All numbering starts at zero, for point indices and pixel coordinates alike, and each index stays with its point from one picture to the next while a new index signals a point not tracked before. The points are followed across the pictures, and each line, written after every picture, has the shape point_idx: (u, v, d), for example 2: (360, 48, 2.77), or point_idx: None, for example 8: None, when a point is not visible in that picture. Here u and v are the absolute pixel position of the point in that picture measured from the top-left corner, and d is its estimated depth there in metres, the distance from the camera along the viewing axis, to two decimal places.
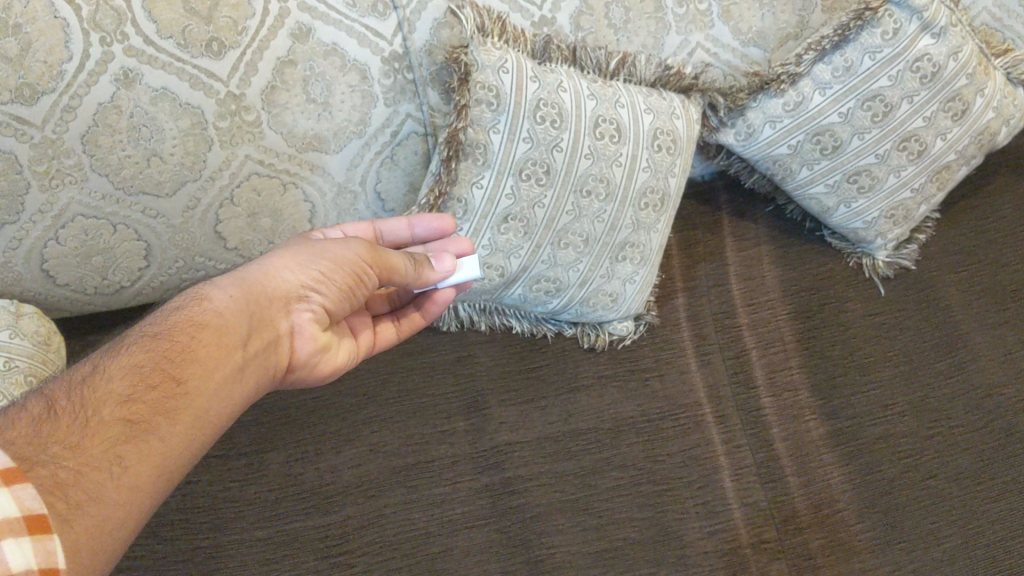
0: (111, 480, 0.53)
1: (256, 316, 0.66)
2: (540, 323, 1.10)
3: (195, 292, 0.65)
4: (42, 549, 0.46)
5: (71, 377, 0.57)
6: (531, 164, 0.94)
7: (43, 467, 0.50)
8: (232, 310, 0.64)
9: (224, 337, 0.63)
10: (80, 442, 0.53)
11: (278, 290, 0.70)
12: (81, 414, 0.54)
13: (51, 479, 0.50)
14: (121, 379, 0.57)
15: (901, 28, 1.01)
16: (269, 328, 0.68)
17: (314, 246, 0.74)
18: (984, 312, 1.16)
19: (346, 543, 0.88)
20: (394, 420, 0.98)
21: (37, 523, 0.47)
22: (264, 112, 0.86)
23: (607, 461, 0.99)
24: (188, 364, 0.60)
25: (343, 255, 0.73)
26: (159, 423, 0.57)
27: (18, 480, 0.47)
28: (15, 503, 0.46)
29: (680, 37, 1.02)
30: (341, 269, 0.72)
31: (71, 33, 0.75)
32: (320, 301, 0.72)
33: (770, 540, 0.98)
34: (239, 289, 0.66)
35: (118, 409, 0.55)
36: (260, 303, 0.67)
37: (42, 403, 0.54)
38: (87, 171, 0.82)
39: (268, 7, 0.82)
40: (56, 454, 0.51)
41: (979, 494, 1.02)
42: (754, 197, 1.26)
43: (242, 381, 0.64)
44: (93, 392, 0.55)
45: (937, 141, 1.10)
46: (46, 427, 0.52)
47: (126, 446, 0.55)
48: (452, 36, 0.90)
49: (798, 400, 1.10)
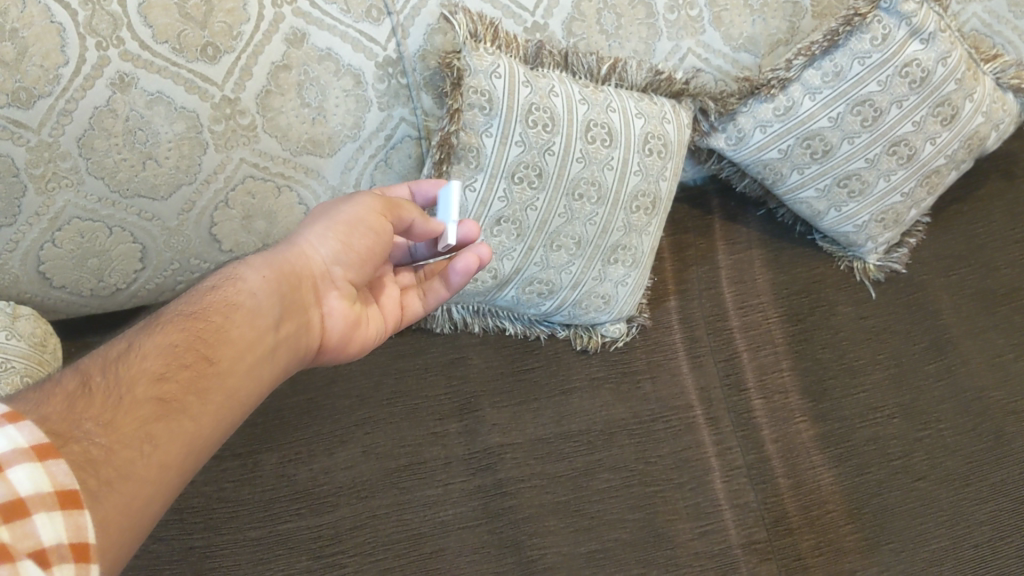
0: (142, 456, 0.53)
1: (287, 295, 0.69)
2: (532, 325, 1.11)
3: (227, 274, 0.68)
4: (73, 525, 0.45)
5: (104, 355, 0.57)
6: (523, 168, 0.95)
7: (77, 442, 0.50)
8: (264, 290, 0.67)
9: (256, 317, 0.65)
10: (112, 419, 0.53)
11: (306, 269, 0.72)
12: (114, 392, 0.54)
13: (84, 455, 0.49)
14: (156, 358, 0.57)
15: (890, 33, 1.02)
16: (299, 309, 0.71)
17: (327, 211, 0.75)
18: (974, 315, 1.17)
19: (338, 544, 0.89)
20: (388, 421, 0.99)
21: (68, 499, 0.45)
22: (259, 116, 0.87)
23: (598, 463, 1.00)
24: (220, 344, 0.62)
25: (355, 215, 0.74)
26: (192, 402, 0.58)
27: (52, 455, 0.46)
28: (49, 478, 0.45)
29: (672, 42, 1.03)
30: (359, 230, 0.73)
31: (67, 38, 0.76)
32: (344, 274, 0.75)
33: (761, 541, 0.99)
34: (269, 270, 0.69)
35: (150, 388, 0.56)
36: (290, 282, 0.70)
37: (76, 379, 0.54)
38: (83, 174, 0.83)
39: (263, 12, 0.82)
40: (89, 429, 0.51)
41: (968, 496, 1.03)
42: (745, 200, 1.27)
43: (271, 362, 0.66)
44: (127, 370, 0.56)
45: (926, 145, 1.11)
46: (79, 402, 0.52)
47: (159, 425, 0.55)
48: (445, 41, 0.92)
49: (789, 403, 1.10)
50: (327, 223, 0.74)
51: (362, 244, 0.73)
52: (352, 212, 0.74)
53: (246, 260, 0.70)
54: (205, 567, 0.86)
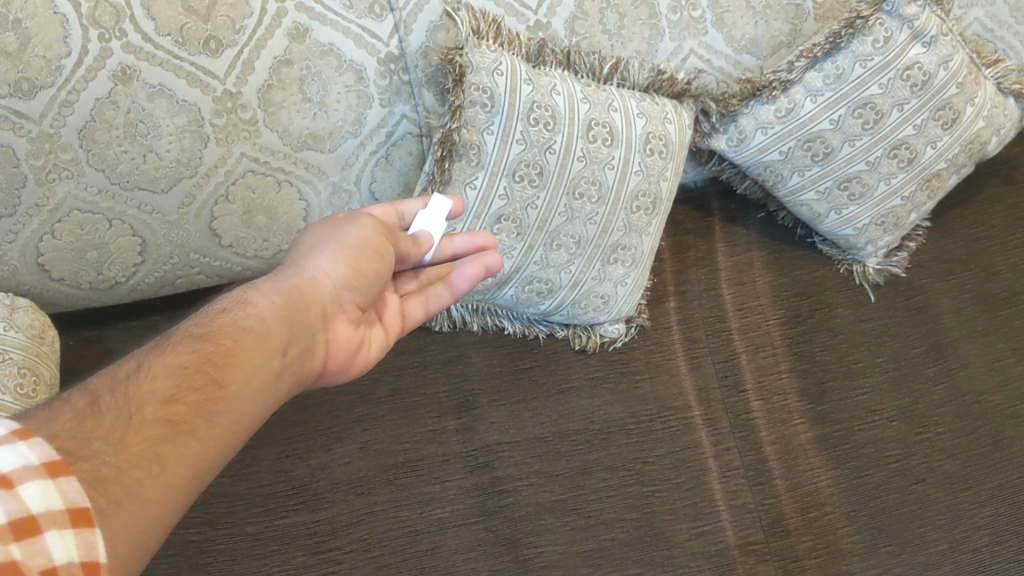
0: (151, 477, 0.53)
1: (296, 320, 0.69)
2: (531, 324, 1.11)
3: (237, 297, 0.68)
4: (84, 543, 0.46)
5: (113, 374, 0.57)
6: (523, 166, 0.95)
7: (86, 460, 0.50)
8: (273, 314, 0.67)
9: (264, 341, 0.65)
10: (121, 438, 0.53)
11: (315, 295, 0.72)
12: (123, 411, 0.54)
13: (92, 474, 0.50)
14: (165, 379, 0.57)
15: (891, 36, 1.02)
16: (306, 332, 0.70)
17: (332, 235, 0.77)
18: (974, 319, 1.17)
19: (335, 540, 0.89)
20: (385, 419, 0.99)
21: (79, 517, 0.46)
22: (261, 110, 0.87)
23: (596, 461, 1.00)
24: (229, 367, 0.61)
25: (356, 237, 0.77)
26: (200, 424, 0.57)
27: (62, 472, 0.47)
28: (59, 495, 0.46)
29: (674, 43, 1.03)
30: (362, 250, 0.76)
31: (70, 29, 0.76)
32: (351, 298, 0.76)
33: (758, 542, 0.99)
34: (279, 295, 0.69)
35: (159, 408, 0.56)
36: (300, 306, 0.70)
37: (85, 398, 0.54)
38: (84, 166, 0.83)
39: (266, 7, 0.82)
40: (98, 448, 0.51)
41: (967, 500, 1.02)
42: (745, 203, 1.27)
43: (276, 387, 0.65)
44: (136, 390, 0.56)
45: (927, 149, 1.11)
46: (88, 421, 0.53)
47: (167, 446, 0.54)
48: (447, 38, 0.92)
49: (787, 405, 1.10)
50: (336, 247, 0.75)
51: (365, 265, 0.76)
52: (354, 235, 0.77)
53: (258, 284, 0.71)
54: (200, 562, 0.85)
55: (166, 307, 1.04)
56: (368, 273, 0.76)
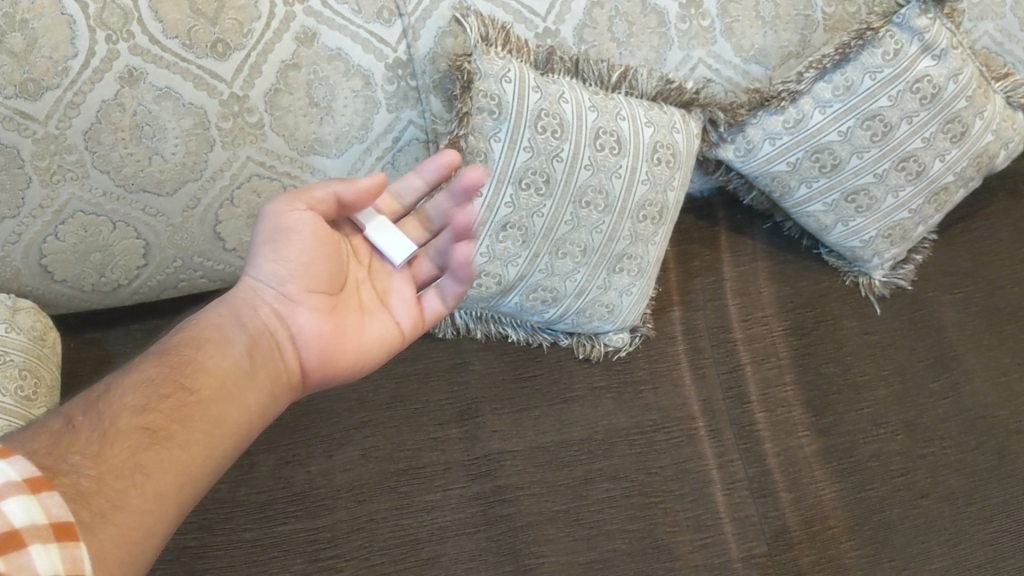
0: (136, 487, 0.54)
1: (247, 323, 0.70)
2: (536, 333, 1.10)
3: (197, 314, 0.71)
4: (69, 556, 0.46)
5: (84, 396, 0.58)
6: (530, 173, 0.94)
7: (67, 475, 0.50)
8: (222, 322, 0.69)
9: (224, 346, 0.67)
10: (100, 453, 0.54)
11: (261, 298, 0.71)
12: (98, 426, 0.55)
13: (76, 488, 0.50)
14: (134, 393, 0.59)
15: (902, 49, 1.02)
16: (261, 335, 0.70)
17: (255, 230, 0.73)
18: (980, 333, 1.17)
19: (334, 547, 0.88)
20: (387, 426, 0.98)
21: (63, 531, 0.46)
22: (267, 114, 0.87)
23: (598, 472, 0.99)
24: (196, 373, 0.63)
25: (268, 221, 0.71)
26: (177, 430, 0.59)
27: (44, 488, 0.47)
28: (42, 510, 0.46)
29: (683, 52, 1.02)
30: (287, 237, 0.70)
31: (77, 30, 0.75)
32: (301, 288, 0.71)
33: (760, 555, 0.98)
34: (226, 305, 0.71)
35: (134, 420, 0.57)
36: (247, 309, 0.70)
37: (60, 419, 0.55)
38: (88, 168, 0.82)
39: (274, 10, 0.82)
40: (78, 463, 0.52)
41: (970, 515, 1.02)
42: (752, 213, 1.26)
43: (256, 388, 0.67)
44: (108, 406, 0.57)
45: (936, 162, 1.11)
46: (65, 439, 0.53)
47: (148, 454, 0.56)
48: (456, 44, 0.91)
49: (791, 416, 1.09)
50: (264, 239, 0.71)
51: (302, 251, 0.70)
52: (266, 223, 0.71)
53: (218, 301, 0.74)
54: (198, 568, 0.85)
55: (169, 309, 1.03)
56: (309, 261, 0.71)
